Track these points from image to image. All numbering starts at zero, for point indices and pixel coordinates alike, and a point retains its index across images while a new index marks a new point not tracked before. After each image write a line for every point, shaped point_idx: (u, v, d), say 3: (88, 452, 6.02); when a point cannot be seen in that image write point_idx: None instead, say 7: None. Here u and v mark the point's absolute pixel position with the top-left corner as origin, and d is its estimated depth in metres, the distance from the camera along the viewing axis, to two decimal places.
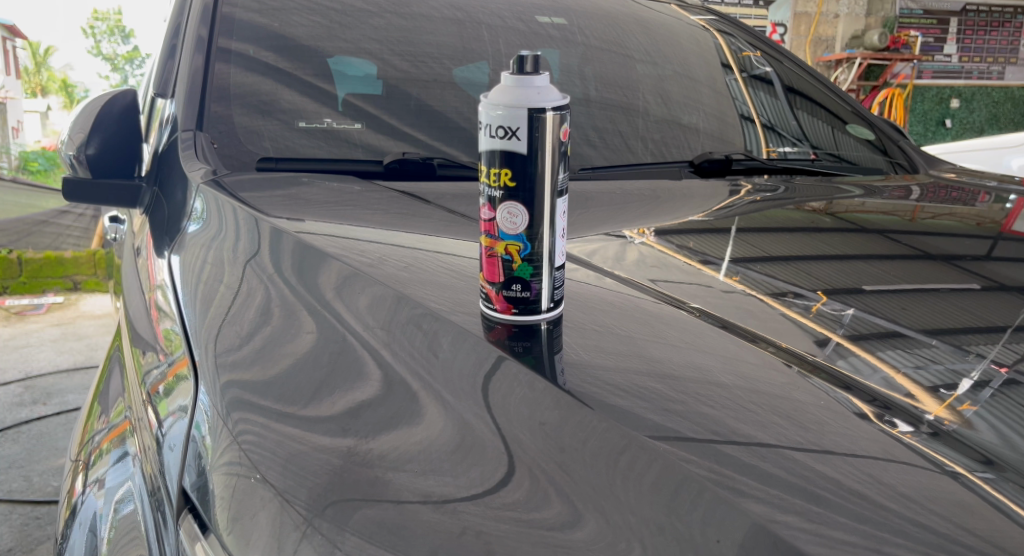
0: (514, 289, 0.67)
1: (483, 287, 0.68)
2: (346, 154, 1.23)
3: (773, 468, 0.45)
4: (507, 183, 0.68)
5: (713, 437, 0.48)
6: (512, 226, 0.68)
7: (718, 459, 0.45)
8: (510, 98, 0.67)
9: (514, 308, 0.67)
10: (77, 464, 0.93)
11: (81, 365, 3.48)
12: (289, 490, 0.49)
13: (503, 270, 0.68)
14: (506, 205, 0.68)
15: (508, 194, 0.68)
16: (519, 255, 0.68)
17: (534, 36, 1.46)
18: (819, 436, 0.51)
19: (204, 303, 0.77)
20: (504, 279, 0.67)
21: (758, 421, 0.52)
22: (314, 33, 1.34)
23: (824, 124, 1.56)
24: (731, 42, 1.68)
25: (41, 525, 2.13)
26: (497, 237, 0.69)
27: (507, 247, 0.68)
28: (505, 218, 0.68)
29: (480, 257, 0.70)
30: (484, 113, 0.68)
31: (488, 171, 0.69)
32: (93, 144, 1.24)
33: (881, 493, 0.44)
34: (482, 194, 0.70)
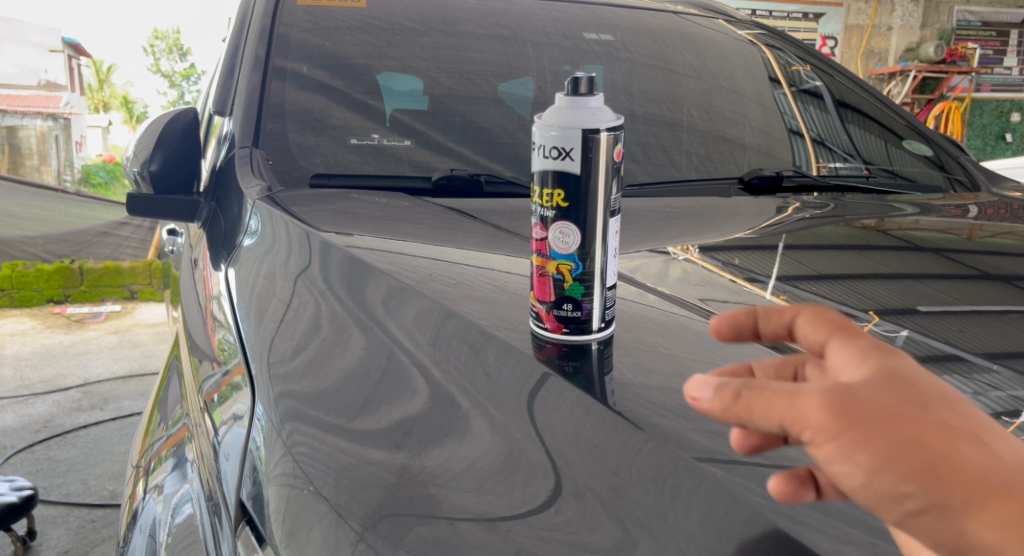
0: (565, 309, 0.66)
1: (534, 306, 0.68)
2: (394, 171, 1.25)
3: None
4: (559, 201, 0.68)
5: (762, 461, 0.48)
6: (564, 245, 0.68)
7: (767, 484, 0.45)
8: (565, 120, 0.67)
9: (565, 327, 0.66)
10: (138, 470, 0.95)
11: (137, 373, 3.59)
12: (344, 506, 0.51)
13: (553, 290, 0.68)
14: (557, 224, 0.68)
15: (560, 213, 0.68)
16: (571, 274, 0.68)
17: (579, 53, 1.47)
18: None
19: (258, 316, 0.79)
20: (554, 299, 0.67)
21: None
22: (365, 51, 1.37)
23: (876, 138, 1.53)
24: (779, 55, 1.65)
25: (98, 529, 2.19)
26: (548, 256, 0.69)
27: (559, 267, 0.68)
28: (557, 237, 0.68)
29: (532, 277, 0.70)
30: (538, 133, 0.69)
31: (541, 191, 0.69)
32: (156, 160, 1.28)
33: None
34: (534, 214, 0.70)
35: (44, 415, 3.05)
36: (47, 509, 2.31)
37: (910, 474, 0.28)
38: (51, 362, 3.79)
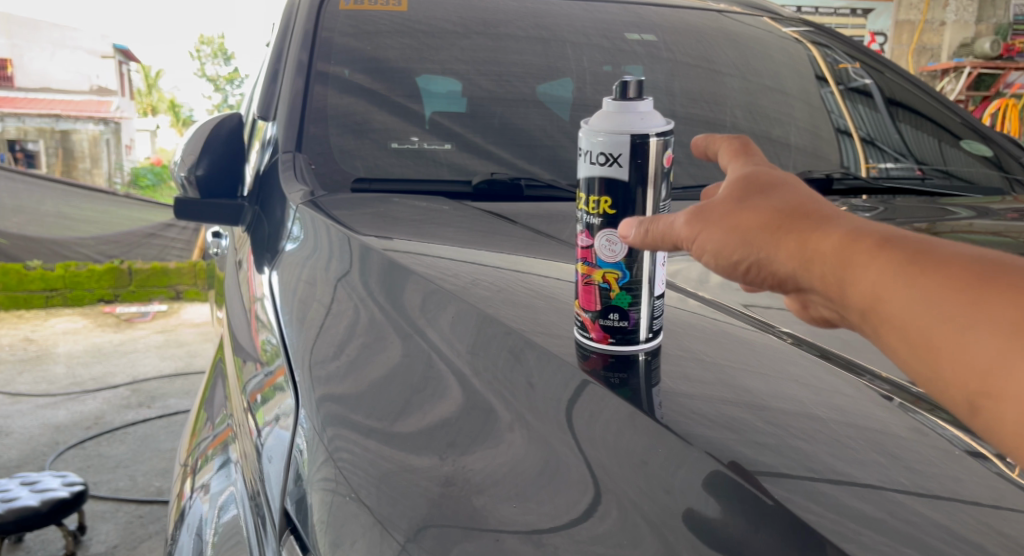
0: (611, 318, 0.65)
1: (578, 315, 0.67)
2: (433, 174, 1.26)
3: (876, 511, 0.43)
4: (607, 208, 0.67)
5: (809, 474, 0.46)
6: (610, 253, 0.67)
7: (815, 499, 0.43)
8: (612, 125, 0.66)
9: (611, 338, 0.65)
10: (186, 469, 0.97)
11: (183, 371, 3.67)
12: (389, 518, 0.51)
13: (600, 299, 0.67)
14: (605, 231, 0.67)
15: (608, 220, 0.67)
16: (617, 283, 0.67)
17: (620, 54, 1.45)
18: (927, 479, 0.47)
19: (299, 319, 0.80)
20: (600, 309, 0.66)
21: (858, 459, 0.49)
22: (405, 55, 1.37)
23: (930, 137, 1.50)
24: (826, 53, 1.61)
25: (145, 524, 2.25)
26: (594, 264, 0.68)
27: (605, 275, 0.67)
28: (603, 245, 0.67)
29: (577, 285, 0.69)
30: (585, 139, 0.68)
31: (587, 198, 0.68)
32: (203, 165, 1.30)
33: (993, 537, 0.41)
34: (580, 221, 0.69)
35: (94, 412, 3.14)
36: (97, 504, 2.37)
37: (734, 240, 0.47)
38: (101, 360, 3.90)
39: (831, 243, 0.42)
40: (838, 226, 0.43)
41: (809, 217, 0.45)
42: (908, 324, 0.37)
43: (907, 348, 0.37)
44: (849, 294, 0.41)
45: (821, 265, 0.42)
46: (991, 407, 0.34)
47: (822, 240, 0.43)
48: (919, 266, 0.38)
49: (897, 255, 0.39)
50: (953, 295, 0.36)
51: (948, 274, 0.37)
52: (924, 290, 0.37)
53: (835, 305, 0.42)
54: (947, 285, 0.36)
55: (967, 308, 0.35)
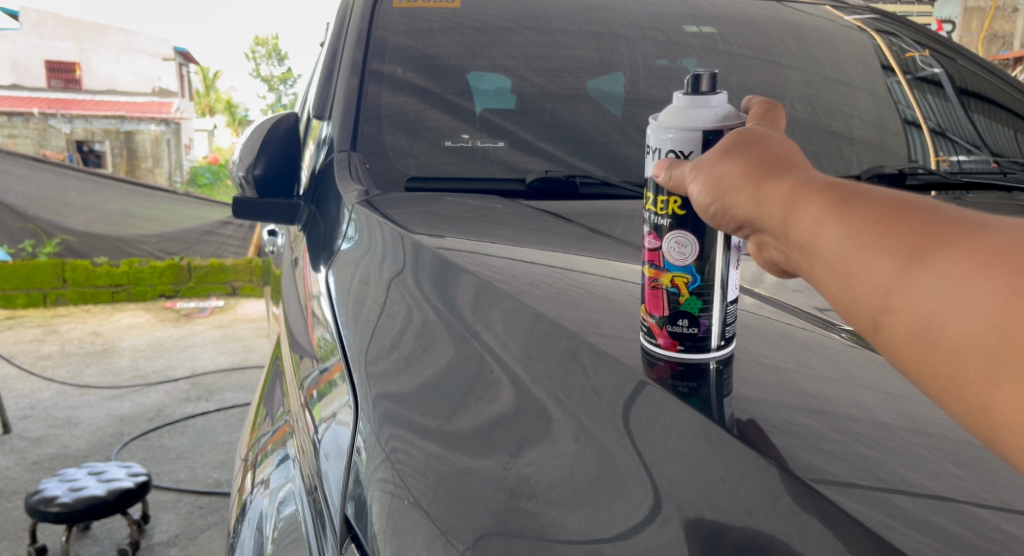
0: (680, 325, 0.61)
1: (645, 320, 0.63)
2: (485, 172, 1.26)
3: (954, 525, 0.40)
4: (676, 209, 0.62)
5: (880, 485, 0.44)
6: (680, 256, 0.62)
7: (887, 511, 0.41)
8: (682, 121, 0.61)
9: (680, 345, 0.61)
10: (246, 463, 0.99)
11: (239, 366, 3.77)
12: (453, 530, 0.49)
13: (667, 304, 0.63)
14: (673, 232, 0.63)
15: (677, 221, 0.62)
16: (687, 288, 0.62)
17: (674, 47, 1.42)
18: (1009, 493, 0.45)
19: (354, 317, 0.80)
20: (668, 314, 0.62)
21: (932, 470, 0.47)
22: (458, 52, 1.37)
23: (1005, 128, 1.45)
24: (892, 41, 1.55)
25: (205, 515, 2.32)
26: (662, 268, 0.64)
27: (674, 280, 0.63)
28: (672, 247, 0.63)
29: (643, 289, 0.65)
30: (654, 136, 0.64)
31: (656, 198, 0.63)
32: (260, 164, 1.32)
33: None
34: (648, 221, 0.65)
35: (157, 404, 3.25)
36: (160, 494, 2.45)
37: (712, 191, 0.51)
38: (162, 353, 4.04)
39: (783, 184, 0.44)
40: (799, 172, 0.45)
41: (775, 164, 0.47)
42: (828, 250, 0.38)
43: (823, 273, 0.38)
44: (785, 228, 0.42)
45: (772, 203, 0.44)
46: (888, 323, 0.34)
47: (776, 183, 0.45)
48: (848, 197, 0.39)
49: (835, 191, 0.40)
50: (863, 220, 0.37)
51: (870, 208, 0.37)
52: (842, 218, 0.38)
53: (777, 242, 0.44)
54: (866, 218, 0.36)
55: (875, 237, 0.35)
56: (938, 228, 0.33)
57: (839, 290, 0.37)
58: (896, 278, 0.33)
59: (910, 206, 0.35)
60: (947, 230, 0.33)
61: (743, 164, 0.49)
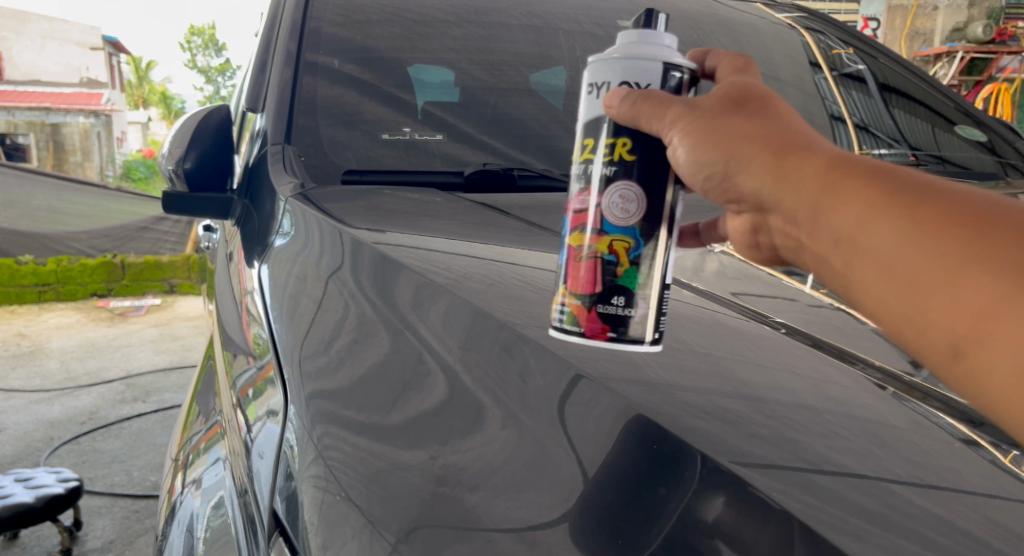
0: (615, 303, 0.61)
1: (574, 298, 0.62)
2: (425, 165, 1.25)
3: (872, 502, 0.42)
4: (625, 153, 0.61)
5: (804, 466, 0.45)
6: (623, 216, 0.61)
7: (811, 491, 0.42)
8: (636, 54, 0.61)
9: (610, 330, 0.61)
10: (177, 464, 0.96)
11: (177, 365, 3.67)
12: (379, 520, 0.52)
13: (604, 278, 0.62)
14: (619, 185, 0.61)
15: (623, 169, 0.61)
16: (626, 255, 0.61)
17: (612, 42, 1.43)
18: (924, 470, 0.47)
19: (291, 315, 0.79)
20: (603, 290, 0.61)
21: (853, 450, 0.49)
22: (396, 44, 1.36)
23: (923, 123, 1.52)
24: (819, 39, 1.61)
25: (141, 519, 2.25)
26: (602, 228, 0.62)
27: (614, 244, 0.61)
28: (616, 206, 0.61)
29: (573, 259, 0.63)
30: (600, 73, 0.62)
31: (601, 143, 0.62)
32: (191, 158, 1.28)
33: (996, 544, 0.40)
34: (588, 173, 0.63)
35: (89, 407, 3.13)
36: (93, 499, 2.37)
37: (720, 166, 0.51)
38: (95, 354, 3.90)
39: (824, 173, 0.45)
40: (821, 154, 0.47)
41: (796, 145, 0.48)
42: (875, 250, 0.41)
43: (891, 276, 0.40)
44: (833, 218, 0.44)
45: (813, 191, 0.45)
46: (975, 348, 0.37)
47: (810, 166, 0.46)
48: (892, 190, 0.42)
49: (875, 182, 0.43)
50: (942, 231, 0.39)
51: (945, 218, 0.39)
52: (914, 225, 0.40)
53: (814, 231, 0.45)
54: (944, 231, 0.39)
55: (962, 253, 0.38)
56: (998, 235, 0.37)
57: (889, 286, 0.41)
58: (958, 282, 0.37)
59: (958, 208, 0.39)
60: (1008, 236, 0.37)
61: (755, 132, 0.50)
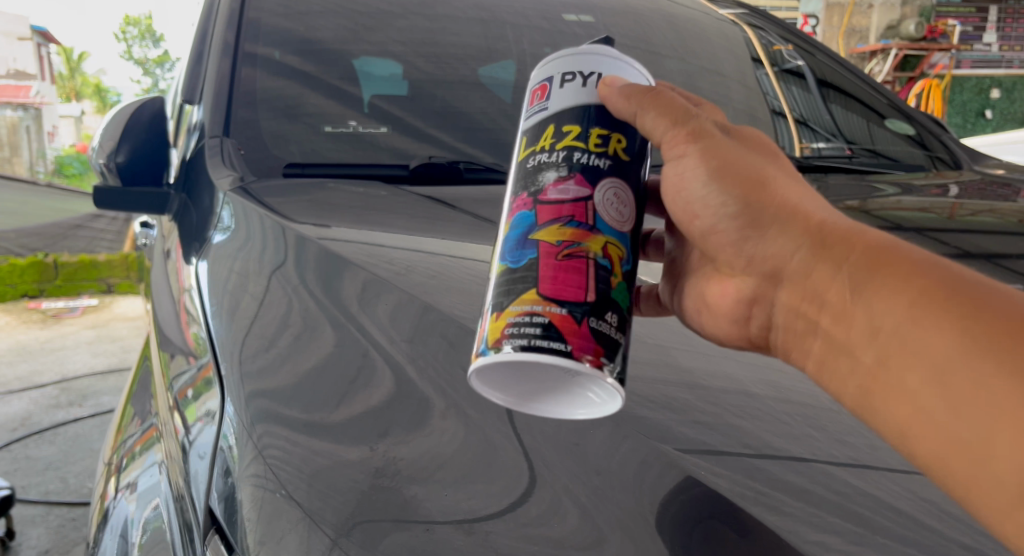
0: (608, 321, 0.50)
1: (562, 310, 0.49)
2: (371, 158, 1.23)
3: (800, 483, 0.46)
4: (618, 149, 0.55)
5: (740, 452, 0.48)
6: (618, 216, 0.53)
7: (742, 475, 0.46)
8: (616, 58, 0.58)
9: (604, 355, 0.49)
10: (110, 468, 0.93)
11: (115, 368, 3.54)
12: (317, 512, 0.49)
13: (595, 287, 0.50)
14: (613, 182, 0.54)
15: (616, 165, 0.54)
16: (619, 264, 0.52)
17: (559, 35, 1.43)
18: (857, 452, 0.50)
19: (230, 314, 0.76)
20: (591, 304, 0.50)
21: (788, 434, 0.51)
22: (340, 36, 1.33)
23: (859, 117, 1.57)
24: (761, 35, 1.64)
25: (78, 528, 2.17)
26: (595, 227, 0.52)
27: (608, 247, 0.52)
28: (610, 204, 0.53)
29: (551, 265, 0.50)
30: (584, 65, 0.57)
31: (591, 132, 0.55)
32: (123, 151, 1.25)
33: (918, 522, 0.43)
34: (574, 161, 0.54)
35: (20, 414, 3.00)
36: (25, 509, 2.28)
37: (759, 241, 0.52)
38: (27, 358, 3.73)
39: (861, 262, 0.47)
40: (851, 228, 0.50)
41: (832, 229, 0.50)
42: (921, 335, 0.43)
43: (924, 383, 0.43)
44: (865, 310, 0.46)
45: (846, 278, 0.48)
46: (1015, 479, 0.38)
47: (843, 250, 0.48)
48: (945, 297, 0.43)
49: (918, 263, 0.45)
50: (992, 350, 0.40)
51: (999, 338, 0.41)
52: (962, 341, 0.41)
53: (838, 314, 0.48)
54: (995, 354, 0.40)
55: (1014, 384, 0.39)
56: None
57: (927, 376, 0.42)
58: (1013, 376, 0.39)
59: (998, 301, 0.42)
60: None
61: (792, 216, 0.52)
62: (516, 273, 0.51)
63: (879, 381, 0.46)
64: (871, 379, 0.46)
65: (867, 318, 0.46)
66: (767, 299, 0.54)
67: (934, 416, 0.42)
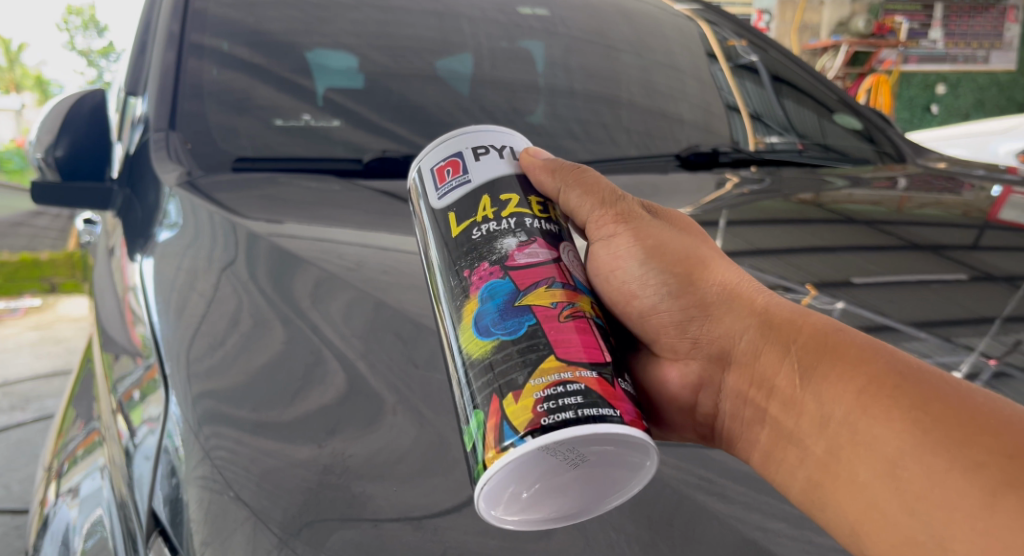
0: (627, 381, 0.54)
1: (597, 372, 0.52)
2: (326, 152, 1.21)
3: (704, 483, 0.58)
4: (555, 216, 0.64)
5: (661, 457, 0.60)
6: (583, 276, 0.61)
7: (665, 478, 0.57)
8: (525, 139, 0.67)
9: (641, 413, 0.52)
10: (50, 474, 0.89)
11: (60, 370, 3.42)
12: (264, 511, 0.52)
13: (607, 347, 0.55)
14: (570, 245, 0.62)
15: (562, 230, 0.63)
16: (601, 318, 0.59)
17: (515, 29, 1.43)
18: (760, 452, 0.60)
19: (177, 312, 0.74)
20: (610, 366, 0.54)
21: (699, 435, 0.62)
22: (290, 27, 1.29)
23: (811, 112, 1.59)
24: (715, 30, 1.66)
25: (21, 538, 2.08)
26: (576, 286, 0.58)
27: (591, 304, 0.59)
28: (575, 264, 0.61)
29: (570, 332, 0.54)
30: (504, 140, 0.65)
31: (530, 199, 0.62)
32: (62, 145, 1.21)
33: (796, 524, 0.54)
34: (528, 225, 0.60)
35: None
36: None
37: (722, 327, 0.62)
38: None
39: (801, 344, 0.57)
40: (793, 312, 0.60)
41: (776, 314, 0.60)
42: (869, 427, 0.53)
43: (875, 465, 0.52)
44: (812, 391, 0.56)
45: (792, 363, 0.57)
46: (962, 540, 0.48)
47: (784, 332, 0.59)
48: (886, 387, 0.53)
49: (861, 351, 0.56)
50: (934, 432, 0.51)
51: (940, 422, 0.51)
52: (903, 423, 0.52)
53: (789, 393, 0.57)
54: (941, 436, 0.51)
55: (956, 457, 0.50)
56: (968, 409, 0.51)
57: (879, 468, 0.52)
58: (946, 457, 0.50)
59: (929, 384, 0.53)
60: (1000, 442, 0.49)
61: (744, 305, 0.62)
62: (523, 344, 0.53)
63: (830, 473, 0.54)
64: (822, 470, 0.55)
65: (816, 407, 0.56)
66: (713, 383, 0.64)
67: (887, 510, 0.51)
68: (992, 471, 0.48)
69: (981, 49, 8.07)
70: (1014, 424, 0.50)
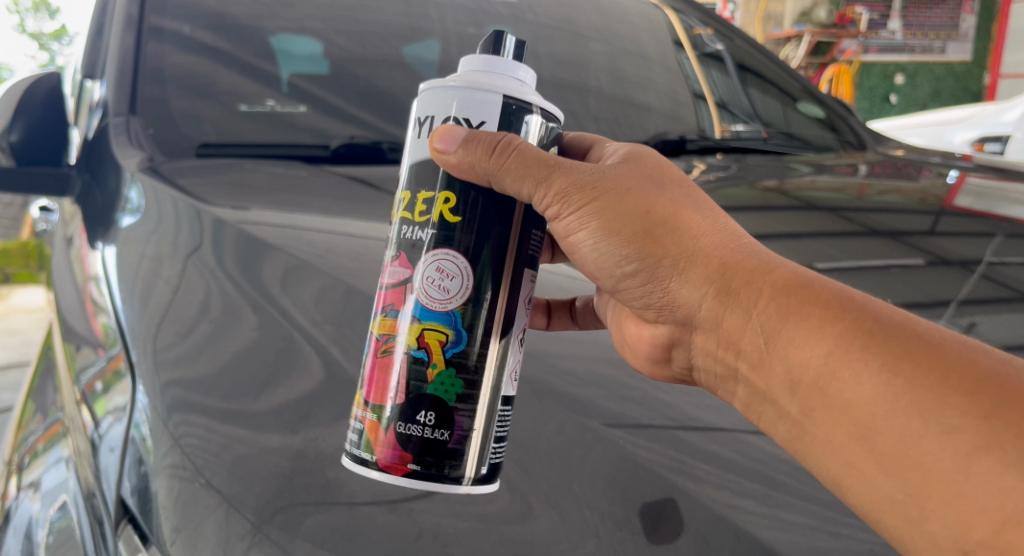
0: (423, 421, 0.58)
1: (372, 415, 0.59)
2: (292, 140, 1.20)
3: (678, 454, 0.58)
4: (439, 212, 0.61)
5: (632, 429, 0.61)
6: (435, 300, 0.59)
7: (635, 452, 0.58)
8: (473, 81, 0.61)
9: (410, 458, 0.57)
10: (11, 467, 0.87)
11: (15, 363, 3.32)
12: (236, 497, 0.54)
13: (405, 388, 0.59)
14: (438, 254, 0.60)
15: (445, 233, 0.60)
16: (438, 350, 0.59)
17: (483, 14, 1.39)
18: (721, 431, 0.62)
19: (142, 300, 0.72)
20: (395, 410, 0.58)
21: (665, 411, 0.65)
22: (253, 11, 1.25)
23: (774, 100, 1.62)
24: (682, 18, 1.67)
25: None
26: (415, 316, 0.60)
27: (427, 335, 0.59)
28: (428, 287, 0.60)
29: (372, 369, 0.61)
30: (431, 105, 0.62)
31: (416, 201, 0.62)
32: (16, 129, 1.18)
33: (765, 498, 0.55)
34: (404, 237, 0.62)
35: None
36: None
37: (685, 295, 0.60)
38: None
39: (763, 312, 0.56)
40: (754, 269, 0.57)
41: (736, 278, 0.58)
42: (841, 390, 0.52)
43: (847, 429, 0.52)
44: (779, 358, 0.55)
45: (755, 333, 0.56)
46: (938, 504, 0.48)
47: (745, 299, 0.57)
48: (853, 347, 0.52)
49: (828, 309, 0.54)
50: (906, 392, 0.50)
51: (913, 380, 0.50)
52: (875, 386, 0.51)
53: (756, 360, 0.57)
54: (916, 396, 0.49)
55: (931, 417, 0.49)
56: (944, 363, 0.50)
57: (852, 430, 0.52)
58: (919, 418, 0.49)
59: (906, 334, 0.51)
60: (979, 398, 0.48)
61: (704, 270, 0.59)
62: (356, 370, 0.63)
63: (806, 430, 0.55)
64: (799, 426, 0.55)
65: (786, 367, 0.55)
66: (684, 341, 0.63)
67: (864, 468, 0.51)
68: (968, 433, 0.48)
69: (938, 39, 8.09)
70: (991, 379, 0.48)
